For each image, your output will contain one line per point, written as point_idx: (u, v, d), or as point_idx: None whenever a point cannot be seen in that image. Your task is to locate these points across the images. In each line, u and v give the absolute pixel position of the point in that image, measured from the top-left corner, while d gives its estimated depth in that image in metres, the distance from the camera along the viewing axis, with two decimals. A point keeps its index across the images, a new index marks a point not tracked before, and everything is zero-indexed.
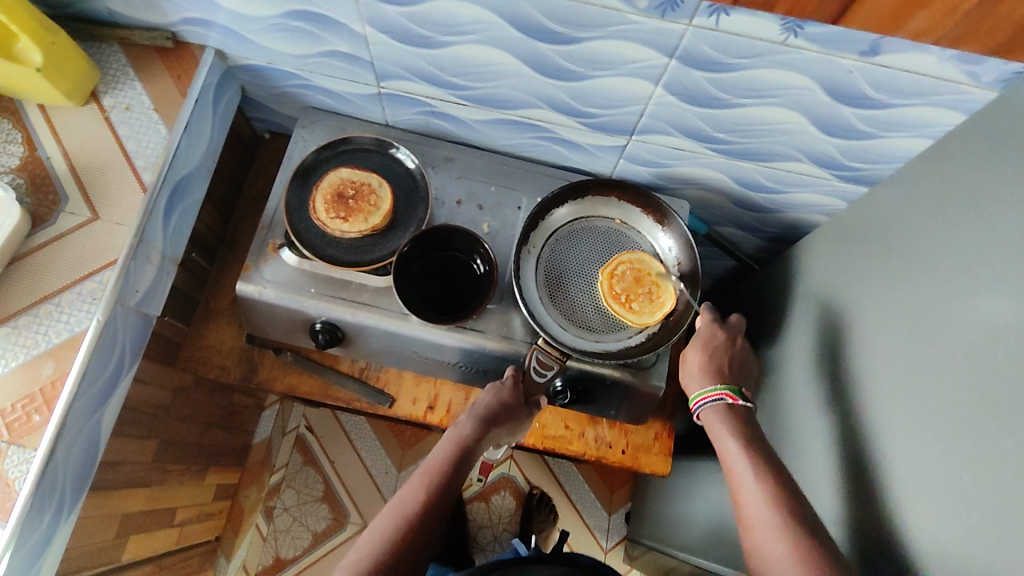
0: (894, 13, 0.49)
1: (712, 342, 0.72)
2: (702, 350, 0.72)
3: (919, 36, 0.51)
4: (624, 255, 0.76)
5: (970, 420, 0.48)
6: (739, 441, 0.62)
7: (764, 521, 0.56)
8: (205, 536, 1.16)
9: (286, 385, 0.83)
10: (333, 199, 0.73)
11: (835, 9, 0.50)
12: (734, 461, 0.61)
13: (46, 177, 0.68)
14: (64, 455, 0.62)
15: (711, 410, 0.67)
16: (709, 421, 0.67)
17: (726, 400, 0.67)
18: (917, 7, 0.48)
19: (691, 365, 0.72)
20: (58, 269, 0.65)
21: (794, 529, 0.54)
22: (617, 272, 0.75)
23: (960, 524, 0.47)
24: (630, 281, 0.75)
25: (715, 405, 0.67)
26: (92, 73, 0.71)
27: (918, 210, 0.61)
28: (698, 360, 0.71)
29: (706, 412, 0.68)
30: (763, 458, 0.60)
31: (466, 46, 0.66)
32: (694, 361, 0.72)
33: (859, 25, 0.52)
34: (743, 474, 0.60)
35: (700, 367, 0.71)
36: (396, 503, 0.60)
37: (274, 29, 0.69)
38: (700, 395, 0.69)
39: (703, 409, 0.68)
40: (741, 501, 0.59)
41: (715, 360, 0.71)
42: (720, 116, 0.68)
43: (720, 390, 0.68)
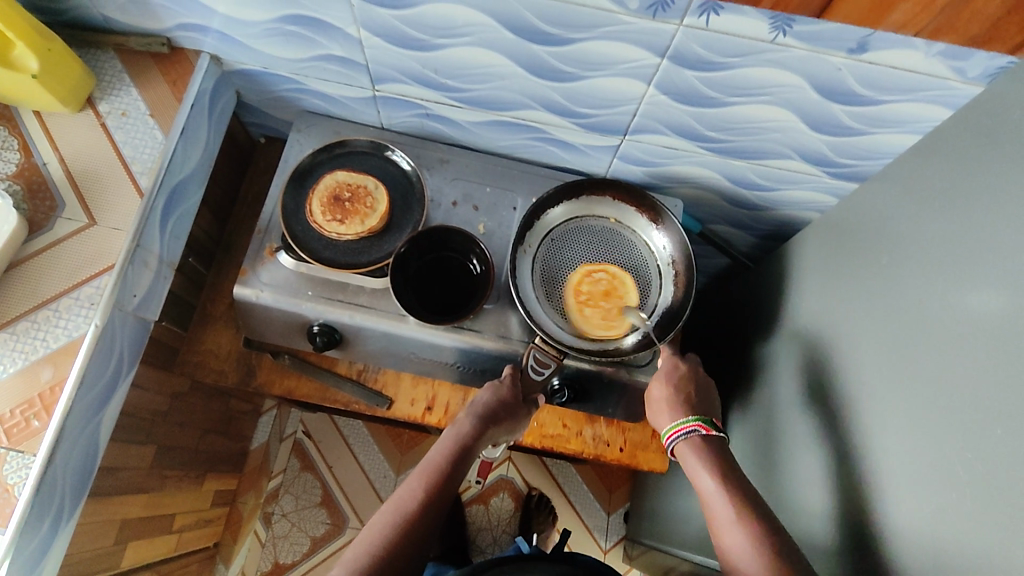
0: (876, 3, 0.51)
1: (674, 375, 0.73)
2: (665, 384, 0.72)
3: (901, 28, 0.53)
4: (609, 265, 0.78)
5: (961, 409, 0.49)
6: (716, 477, 0.63)
7: (744, 559, 0.57)
8: (203, 542, 1.16)
9: (284, 389, 0.83)
10: (329, 201, 0.74)
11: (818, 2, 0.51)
12: (711, 499, 0.62)
13: (43, 183, 0.69)
14: (63, 460, 0.62)
15: (686, 444, 0.67)
16: (683, 455, 0.67)
17: (699, 431, 0.67)
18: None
19: (657, 398, 0.72)
20: (55, 275, 0.65)
21: (778, 566, 0.55)
22: (595, 276, 0.77)
23: (953, 511, 0.48)
24: (600, 291, 0.76)
25: (690, 438, 0.67)
26: (89, 79, 0.72)
27: (907, 205, 0.62)
28: (663, 394, 0.72)
29: (680, 447, 0.68)
30: (739, 493, 0.61)
31: (460, 48, 0.66)
32: (659, 395, 0.72)
33: (842, 19, 0.53)
34: (721, 512, 0.60)
35: (666, 401, 0.71)
36: (395, 500, 0.61)
37: (269, 34, 0.70)
38: (671, 428, 0.69)
39: (676, 443, 0.69)
40: (721, 540, 0.59)
41: (680, 394, 0.72)
42: (712, 115, 0.69)
43: (693, 422, 0.68)
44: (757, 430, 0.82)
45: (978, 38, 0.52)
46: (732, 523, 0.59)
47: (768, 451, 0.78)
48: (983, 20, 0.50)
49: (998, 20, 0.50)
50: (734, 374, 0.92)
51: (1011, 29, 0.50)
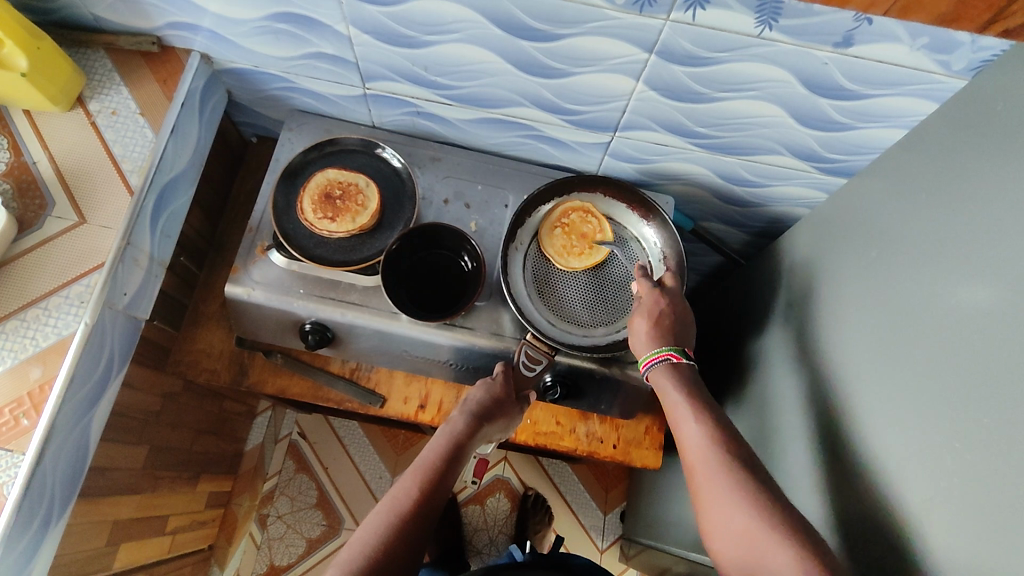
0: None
1: (656, 307, 0.70)
2: (646, 317, 0.69)
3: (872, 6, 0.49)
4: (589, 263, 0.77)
5: (950, 399, 0.49)
6: (683, 391, 0.65)
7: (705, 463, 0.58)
8: (198, 544, 1.15)
9: (276, 388, 0.83)
10: (321, 199, 0.74)
11: None
12: (678, 412, 0.64)
13: (33, 182, 0.69)
14: (53, 459, 0.62)
15: (660, 370, 0.67)
16: (658, 382, 0.67)
17: (671, 360, 0.67)
18: None
19: (639, 332, 0.69)
20: (45, 273, 0.65)
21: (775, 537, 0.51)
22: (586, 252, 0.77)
23: (943, 501, 0.48)
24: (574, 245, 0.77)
25: (664, 366, 0.67)
26: (79, 78, 0.72)
27: (896, 198, 0.62)
28: (643, 327, 0.69)
29: (655, 373, 0.67)
30: (706, 406, 0.63)
31: (450, 45, 0.67)
32: (641, 328, 0.69)
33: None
34: (686, 423, 0.62)
35: (645, 333, 0.69)
36: (389, 499, 0.60)
37: (259, 32, 0.70)
38: (648, 356, 0.68)
39: (652, 371, 0.68)
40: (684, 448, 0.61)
41: (661, 326, 0.69)
42: (702, 111, 0.69)
43: (667, 351, 0.67)
44: (750, 427, 0.82)
45: (947, 16, 0.49)
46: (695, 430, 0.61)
47: (760, 448, 0.78)
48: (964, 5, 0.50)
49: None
50: (727, 371, 0.92)
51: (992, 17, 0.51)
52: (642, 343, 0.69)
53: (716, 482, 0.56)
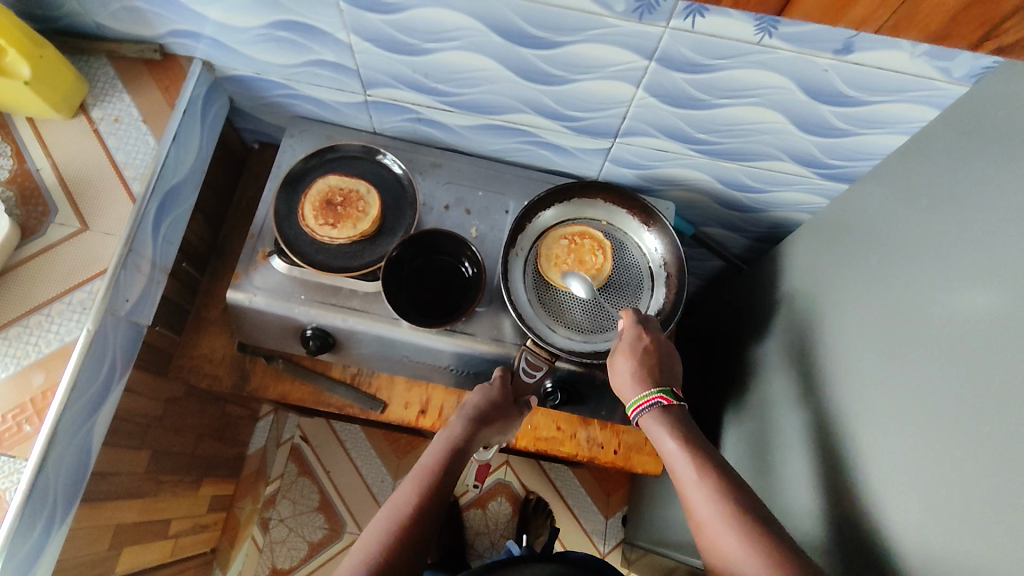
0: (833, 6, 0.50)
1: (639, 346, 0.70)
2: (630, 357, 0.69)
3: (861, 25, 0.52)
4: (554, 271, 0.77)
5: (948, 407, 0.49)
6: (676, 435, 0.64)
7: (709, 512, 0.57)
8: (200, 548, 1.16)
9: (278, 393, 0.84)
10: (322, 205, 0.74)
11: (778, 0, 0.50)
12: (671, 458, 0.62)
13: (36, 190, 0.69)
14: (55, 464, 0.62)
15: (648, 415, 0.66)
16: (648, 428, 0.66)
17: (661, 403, 0.66)
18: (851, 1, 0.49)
19: (624, 372, 0.69)
20: (49, 279, 0.66)
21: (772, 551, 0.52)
22: (564, 265, 0.77)
23: (940, 510, 0.48)
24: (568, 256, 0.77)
25: (652, 410, 0.66)
26: (81, 86, 0.72)
27: (896, 205, 0.62)
28: (629, 369, 0.68)
29: (644, 419, 0.67)
30: (701, 451, 0.62)
31: (450, 52, 0.67)
32: (626, 368, 0.69)
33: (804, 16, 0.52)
34: (684, 471, 0.61)
35: (631, 376, 0.68)
36: (389, 506, 0.60)
37: (260, 40, 0.70)
38: (635, 402, 0.67)
39: (641, 416, 0.67)
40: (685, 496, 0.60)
41: (645, 366, 0.69)
42: (702, 117, 0.69)
43: (656, 394, 0.67)
44: (750, 433, 0.82)
45: (938, 33, 0.50)
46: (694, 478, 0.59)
47: (760, 453, 0.78)
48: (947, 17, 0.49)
49: (960, 11, 0.48)
50: (728, 377, 0.92)
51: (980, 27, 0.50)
52: (629, 387, 0.68)
53: (722, 532, 0.55)
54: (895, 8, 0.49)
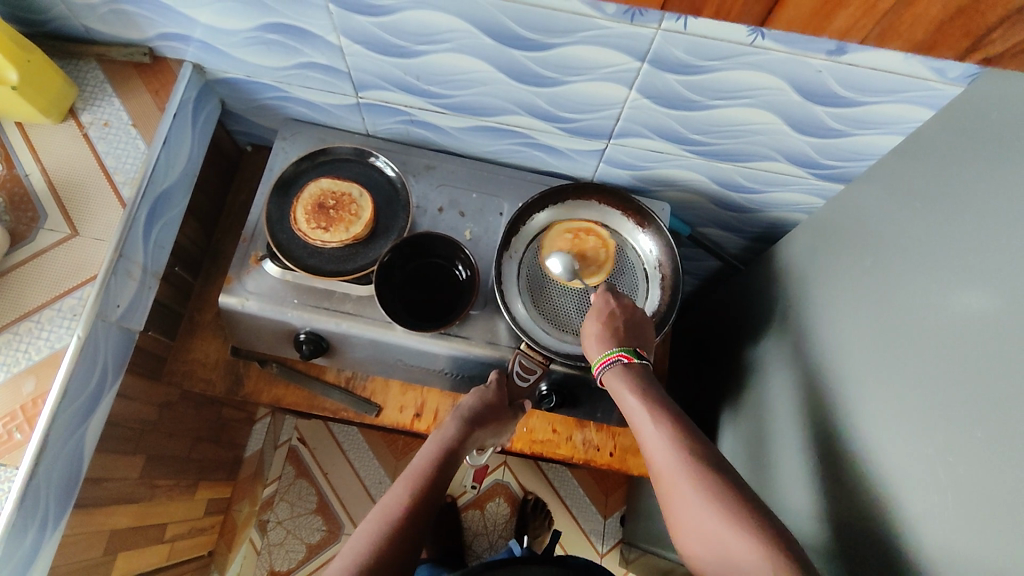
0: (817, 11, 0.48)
1: (606, 309, 0.70)
2: (595, 318, 0.69)
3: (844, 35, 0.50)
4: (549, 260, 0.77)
5: (945, 412, 0.49)
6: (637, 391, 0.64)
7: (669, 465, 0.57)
8: (197, 551, 1.16)
9: (272, 397, 0.83)
10: (314, 209, 0.74)
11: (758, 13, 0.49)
12: (638, 418, 0.62)
13: (25, 195, 0.68)
14: (47, 471, 0.62)
15: (611, 371, 0.66)
16: (612, 386, 0.66)
17: (622, 360, 0.66)
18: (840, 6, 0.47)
19: (590, 333, 0.69)
20: (39, 285, 0.65)
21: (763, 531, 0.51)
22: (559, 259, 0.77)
23: (936, 515, 0.47)
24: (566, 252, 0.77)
25: (614, 367, 0.66)
26: (70, 90, 0.71)
27: (893, 206, 0.62)
28: (597, 330, 0.68)
29: (607, 376, 0.67)
30: (662, 406, 0.62)
31: (441, 54, 0.66)
32: (592, 330, 0.69)
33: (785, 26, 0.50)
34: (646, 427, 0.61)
35: (593, 334, 0.69)
36: (381, 507, 0.60)
37: (250, 42, 0.70)
38: (597, 360, 0.68)
39: (604, 372, 0.67)
40: (646, 452, 0.60)
41: (613, 330, 0.69)
42: (696, 118, 0.69)
43: (617, 352, 0.67)
44: (747, 435, 0.82)
45: (924, 43, 0.49)
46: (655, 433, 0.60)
47: (757, 456, 0.78)
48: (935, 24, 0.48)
49: (944, 22, 0.47)
50: (725, 377, 0.92)
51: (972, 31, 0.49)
52: (592, 345, 0.68)
53: (679, 482, 0.56)
54: (879, 18, 0.48)
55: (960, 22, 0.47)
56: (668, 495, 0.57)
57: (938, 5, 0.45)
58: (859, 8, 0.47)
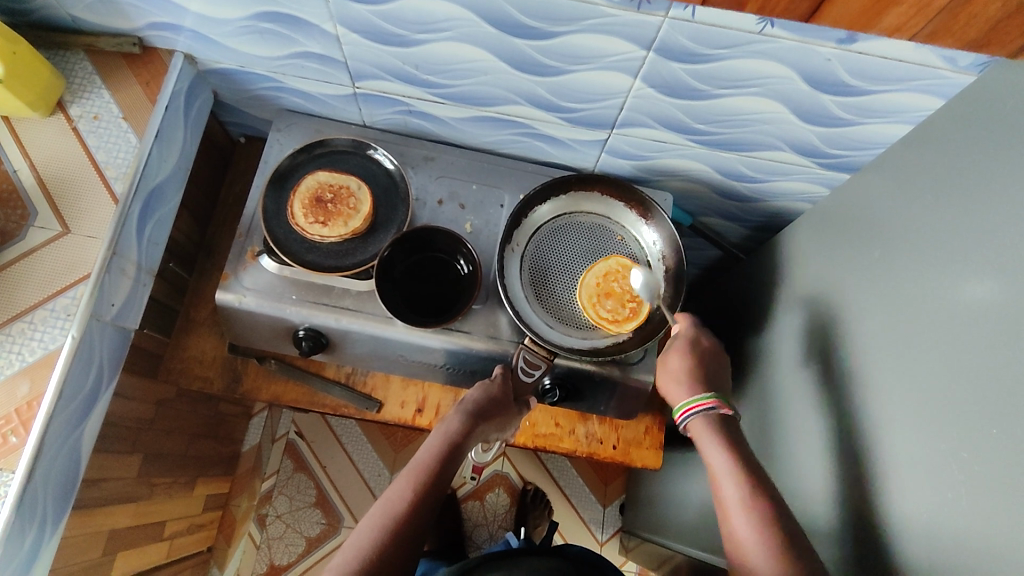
0: (866, 9, 0.50)
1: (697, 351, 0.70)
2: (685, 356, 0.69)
3: (894, 32, 0.52)
4: (589, 278, 0.75)
5: (957, 403, 0.48)
6: (724, 438, 0.61)
7: (739, 521, 0.56)
8: (196, 547, 1.15)
9: (271, 395, 0.82)
10: (312, 203, 0.72)
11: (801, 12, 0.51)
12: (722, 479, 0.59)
13: (14, 191, 0.67)
14: (44, 475, 0.61)
15: (703, 419, 0.64)
16: (698, 433, 0.64)
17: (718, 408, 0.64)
18: (890, 4, 0.49)
19: (674, 367, 0.69)
20: (30, 285, 0.64)
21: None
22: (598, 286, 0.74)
23: (949, 510, 0.47)
24: (602, 291, 0.74)
25: (708, 414, 0.64)
26: (58, 82, 0.69)
27: (901, 195, 0.61)
28: (684, 366, 0.68)
29: (694, 423, 0.65)
30: (742, 457, 0.59)
31: (441, 43, 0.65)
32: (678, 365, 0.68)
33: (831, 22, 0.52)
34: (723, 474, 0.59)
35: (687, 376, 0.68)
36: (383, 502, 0.59)
37: (243, 31, 0.68)
38: (686, 404, 0.66)
39: (691, 419, 0.65)
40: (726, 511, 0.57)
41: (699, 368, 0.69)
42: (702, 108, 0.67)
43: (714, 399, 0.65)
44: (751, 426, 0.82)
45: (977, 41, 0.51)
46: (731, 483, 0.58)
47: (763, 447, 0.78)
48: (985, 21, 0.48)
49: (999, 22, 0.48)
50: None
51: (1009, 33, 0.49)
52: (682, 388, 0.68)
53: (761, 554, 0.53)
54: (932, 15, 0.49)
55: (1018, 20, 0.47)
56: (737, 546, 0.55)
57: (996, 5, 0.46)
58: (910, 7, 0.49)
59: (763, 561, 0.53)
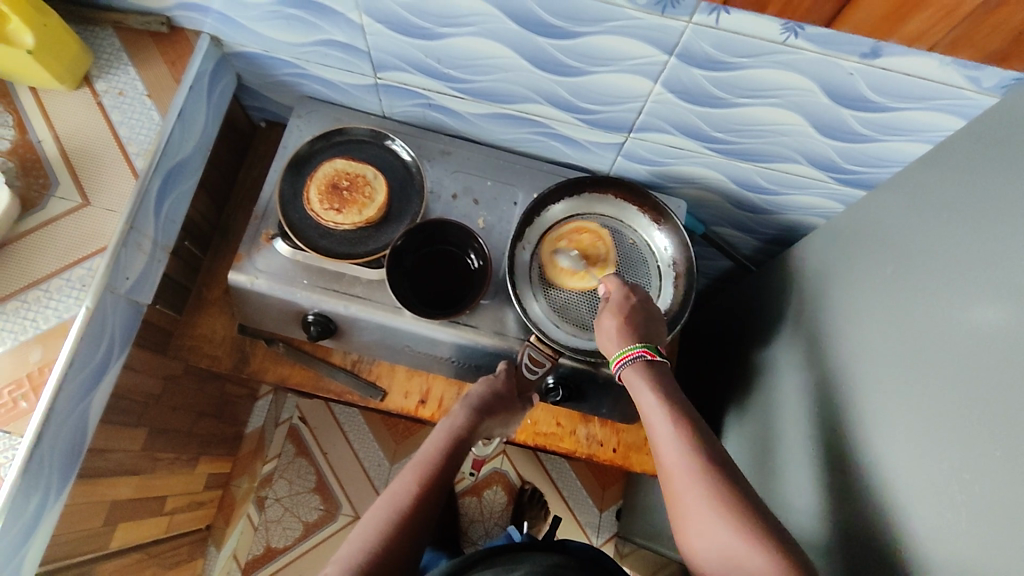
0: (889, 15, 0.49)
1: (626, 306, 0.67)
2: (616, 315, 0.66)
3: (915, 39, 0.52)
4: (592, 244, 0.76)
5: (961, 426, 0.48)
6: (706, 463, 0.55)
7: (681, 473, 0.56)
8: (195, 524, 1.16)
9: (277, 377, 0.83)
10: (327, 189, 0.72)
11: (827, 13, 0.51)
12: (652, 416, 0.60)
13: (37, 161, 0.68)
14: (51, 442, 0.62)
15: (632, 369, 0.64)
16: (630, 382, 0.64)
17: (644, 357, 0.64)
18: (915, 10, 0.49)
19: (604, 328, 0.67)
20: (48, 255, 0.65)
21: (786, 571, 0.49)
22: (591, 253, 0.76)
23: (944, 532, 0.47)
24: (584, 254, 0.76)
25: (636, 364, 0.64)
26: (85, 57, 0.71)
27: (916, 213, 0.60)
28: (612, 324, 0.66)
29: (627, 373, 0.64)
30: (691, 430, 0.58)
31: (464, 38, 0.65)
32: (608, 324, 0.66)
33: (852, 28, 0.52)
34: (665, 435, 0.58)
35: (615, 330, 0.66)
36: (389, 495, 0.59)
37: (270, 16, 0.69)
38: (619, 354, 0.65)
39: (624, 370, 0.65)
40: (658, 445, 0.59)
41: (630, 322, 0.66)
42: (721, 116, 0.67)
43: (640, 347, 0.64)
44: (752, 438, 0.81)
45: (996, 54, 0.51)
46: (725, 529, 0.51)
47: (762, 460, 0.77)
48: (1006, 31, 0.48)
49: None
50: (731, 379, 0.91)
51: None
52: (611, 342, 0.66)
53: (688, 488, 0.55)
54: (958, 22, 0.49)
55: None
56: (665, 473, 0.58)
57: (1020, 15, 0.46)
58: (935, 12, 0.48)
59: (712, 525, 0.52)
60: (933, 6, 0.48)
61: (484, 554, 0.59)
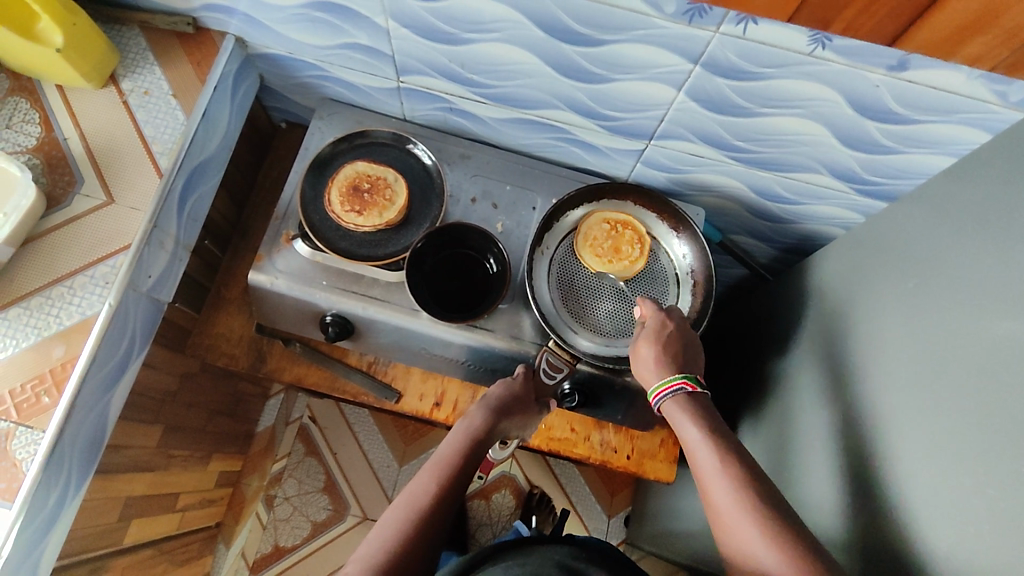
0: (948, 38, 0.49)
1: (663, 333, 0.68)
2: (655, 344, 0.67)
3: (974, 62, 0.51)
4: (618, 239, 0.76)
5: (984, 441, 0.47)
6: (731, 475, 0.55)
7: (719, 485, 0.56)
8: (206, 521, 1.17)
9: (294, 377, 0.84)
10: (349, 191, 0.73)
11: (887, 34, 0.51)
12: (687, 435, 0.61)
13: (62, 158, 0.69)
14: (72, 437, 0.62)
15: (671, 401, 0.64)
16: (670, 414, 0.64)
17: (685, 389, 0.64)
18: (974, 34, 0.48)
19: (645, 358, 0.67)
20: (71, 252, 0.66)
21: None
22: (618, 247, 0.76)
23: (965, 547, 0.47)
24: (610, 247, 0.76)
25: (676, 396, 0.64)
26: (113, 55, 0.72)
27: (938, 226, 0.60)
28: (652, 354, 0.67)
29: (666, 404, 0.64)
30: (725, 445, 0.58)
31: (489, 43, 0.65)
32: (648, 354, 0.67)
33: (912, 48, 0.52)
34: (699, 449, 0.59)
35: (655, 361, 0.66)
36: (407, 495, 0.59)
37: (296, 19, 0.69)
38: (659, 386, 0.65)
39: (663, 401, 0.65)
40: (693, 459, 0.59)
41: (670, 352, 0.67)
42: (744, 125, 0.67)
43: (680, 380, 0.65)
44: (768, 448, 0.81)
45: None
46: (758, 542, 0.51)
47: (777, 470, 0.77)
48: None
49: None
50: (746, 387, 0.91)
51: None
52: (651, 373, 0.66)
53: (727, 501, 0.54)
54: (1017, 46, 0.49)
55: None
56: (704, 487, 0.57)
57: None
58: (996, 37, 0.48)
59: (752, 535, 0.51)
60: (994, 32, 0.48)
61: (494, 548, 0.60)
